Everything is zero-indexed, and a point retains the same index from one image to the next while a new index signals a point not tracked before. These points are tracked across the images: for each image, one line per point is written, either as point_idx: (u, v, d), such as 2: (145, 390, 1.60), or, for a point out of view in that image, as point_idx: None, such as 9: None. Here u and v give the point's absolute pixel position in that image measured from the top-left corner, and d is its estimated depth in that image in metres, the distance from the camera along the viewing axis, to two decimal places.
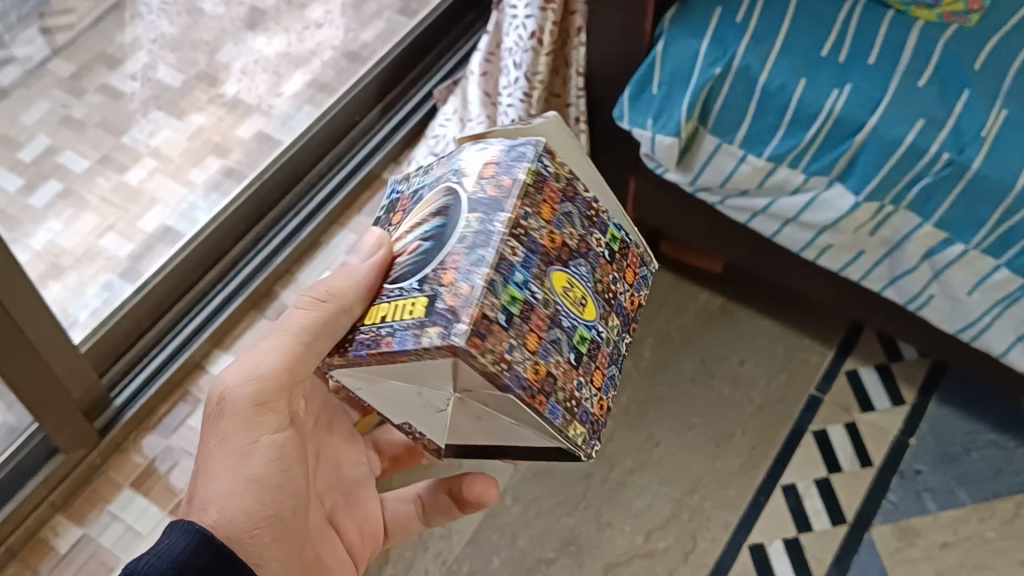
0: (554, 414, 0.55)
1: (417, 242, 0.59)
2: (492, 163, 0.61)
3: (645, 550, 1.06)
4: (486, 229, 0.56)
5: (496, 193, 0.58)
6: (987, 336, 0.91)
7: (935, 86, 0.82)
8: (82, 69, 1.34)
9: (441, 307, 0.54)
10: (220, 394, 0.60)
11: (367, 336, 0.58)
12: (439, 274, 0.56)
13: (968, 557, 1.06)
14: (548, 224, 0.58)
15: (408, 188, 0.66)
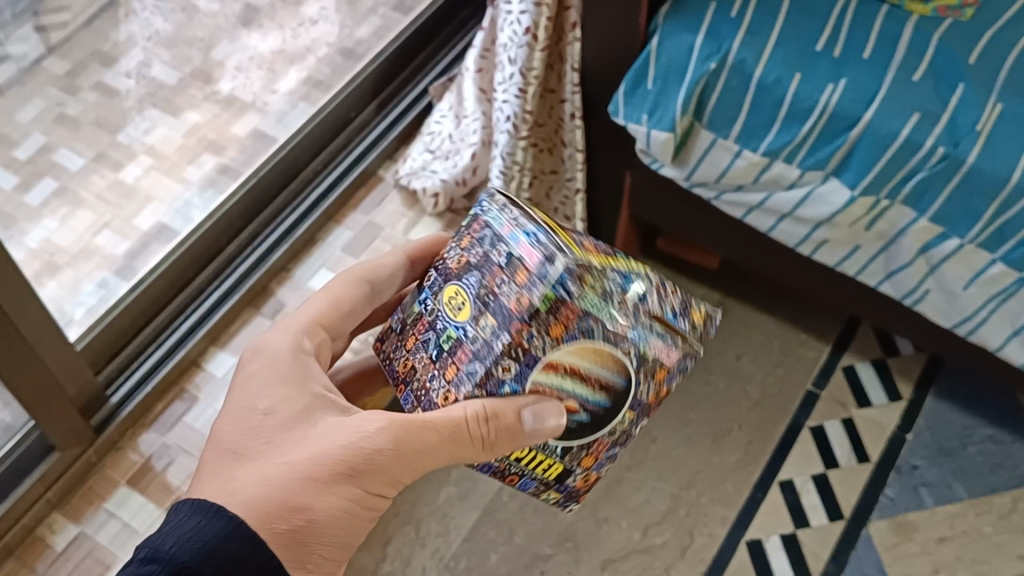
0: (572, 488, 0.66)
1: (575, 402, 0.58)
2: (667, 361, 0.58)
3: (642, 546, 1.06)
4: (627, 433, 0.60)
5: (653, 400, 0.59)
6: (984, 330, 0.91)
7: (930, 80, 0.82)
8: (77, 68, 1.34)
9: (570, 484, 0.62)
10: (366, 437, 0.55)
11: (491, 463, 0.62)
12: (580, 457, 0.60)
13: (965, 552, 1.06)
14: (658, 383, 0.59)
15: (577, 298, 0.54)
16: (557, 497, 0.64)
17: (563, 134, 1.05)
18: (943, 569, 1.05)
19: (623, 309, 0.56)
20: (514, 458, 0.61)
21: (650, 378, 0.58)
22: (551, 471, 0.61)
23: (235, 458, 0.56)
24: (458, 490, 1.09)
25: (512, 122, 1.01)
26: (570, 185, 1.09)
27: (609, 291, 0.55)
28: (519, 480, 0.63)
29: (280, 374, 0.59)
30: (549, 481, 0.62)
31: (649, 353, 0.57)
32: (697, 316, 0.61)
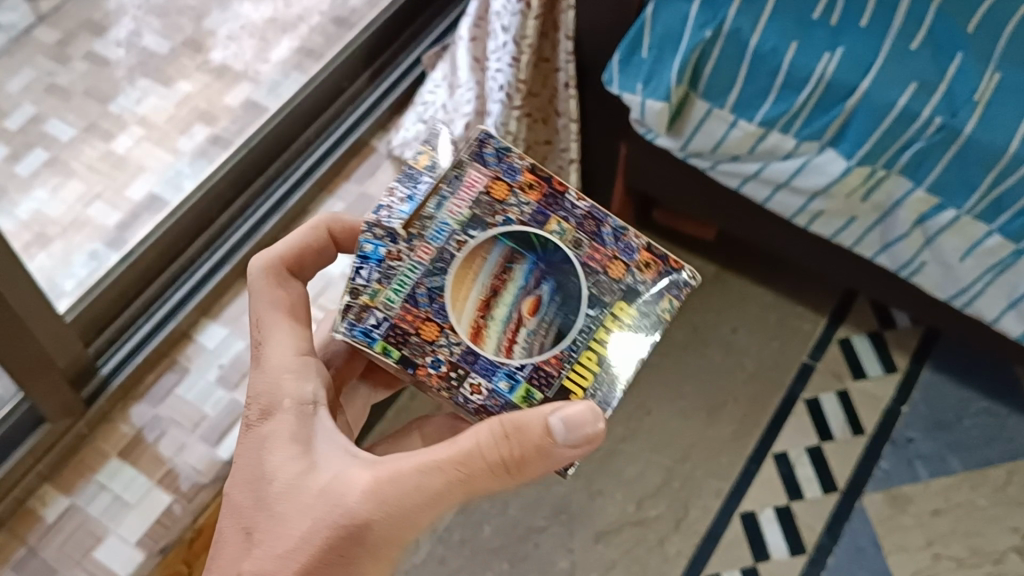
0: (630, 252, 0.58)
1: (526, 299, 0.56)
2: (484, 181, 0.58)
3: (636, 518, 1.06)
4: (583, 213, 0.58)
5: (539, 193, 0.58)
6: (979, 302, 0.90)
7: (928, 49, 0.79)
8: (67, 37, 1.35)
9: (649, 287, 0.57)
10: (345, 507, 0.53)
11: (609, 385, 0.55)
12: (604, 275, 0.57)
13: (959, 524, 1.06)
14: (513, 189, 0.58)
15: (390, 310, 0.54)
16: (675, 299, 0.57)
17: (557, 104, 1.04)
18: (937, 542, 1.05)
19: (405, 256, 0.56)
20: (598, 360, 0.56)
21: (501, 206, 0.58)
22: (622, 315, 0.57)
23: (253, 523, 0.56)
24: None
25: (505, 92, 1.00)
26: (565, 155, 1.07)
27: (381, 276, 0.55)
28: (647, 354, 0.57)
29: (287, 438, 0.57)
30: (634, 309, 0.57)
31: (466, 214, 0.57)
32: (422, 162, 0.59)
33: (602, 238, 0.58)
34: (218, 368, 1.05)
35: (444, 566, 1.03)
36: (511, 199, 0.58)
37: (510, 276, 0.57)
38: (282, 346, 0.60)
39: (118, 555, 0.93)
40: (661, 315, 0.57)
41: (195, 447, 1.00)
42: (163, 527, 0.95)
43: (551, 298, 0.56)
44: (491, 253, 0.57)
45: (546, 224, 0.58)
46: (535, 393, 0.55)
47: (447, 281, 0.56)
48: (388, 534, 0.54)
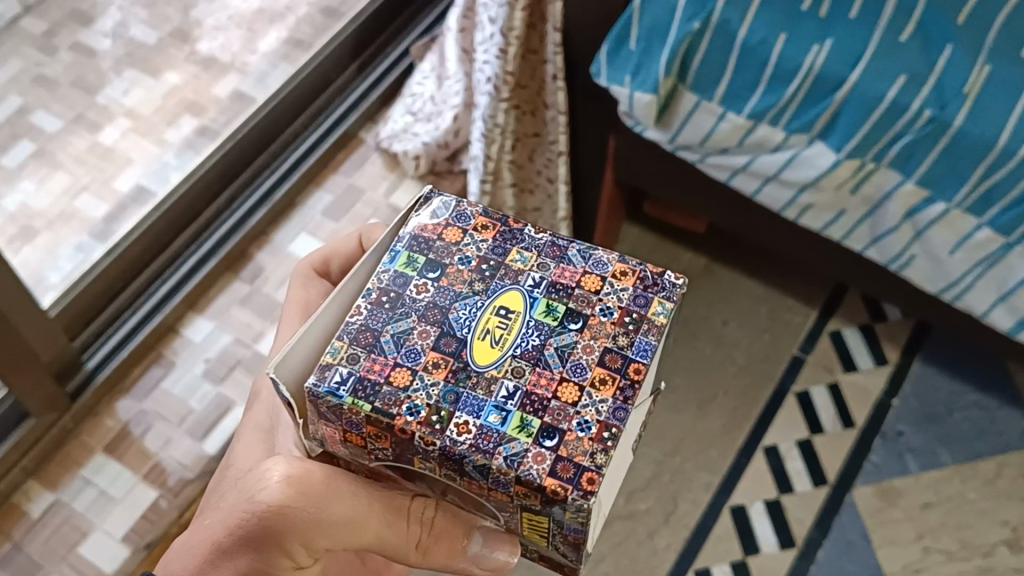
0: (501, 484, 0.44)
1: (451, 496, 0.49)
2: (339, 427, 0.47)
3: (625, 512, 1.06)
4: (444, 453, 0.44)
5: (391, 439, 0.46)
6: (969, 296, 0.90)
7: (918, 41, 0.78)
8: (54, 27, 1.34)
9: (547, 504, 0.44)
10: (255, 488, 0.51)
11: (568, 546, 0.48)
12: (495, 497, 0.46)
13: (949, 517, 1.06)
14: (370, 429, 0.46)
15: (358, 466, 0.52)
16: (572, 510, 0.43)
17: (545, 96, 1.02)
18: (927, 535, 1.05)
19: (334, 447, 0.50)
20: (548, 534, 0.47)
21: (369, 445, 0.47)
22: (539, 518, 0.46)
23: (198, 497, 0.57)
24: None
25: (493, 83, 0.99)
26: (554, 147, 1.07)
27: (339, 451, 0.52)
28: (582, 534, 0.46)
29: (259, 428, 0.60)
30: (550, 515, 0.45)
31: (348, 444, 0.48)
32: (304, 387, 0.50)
33: (468, 471, 0.44)
34: (205, 362, 1.05)
35: None
36: (368, 444, 0.47)
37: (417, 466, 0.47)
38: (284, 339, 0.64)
39: (102, 550, 0.93)
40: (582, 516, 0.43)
41: (181, 441, 0.99)
42: (148, 522, 0.94)
43: (467, 496, 0.48)
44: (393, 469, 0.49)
45: (506, 256, 0.50)
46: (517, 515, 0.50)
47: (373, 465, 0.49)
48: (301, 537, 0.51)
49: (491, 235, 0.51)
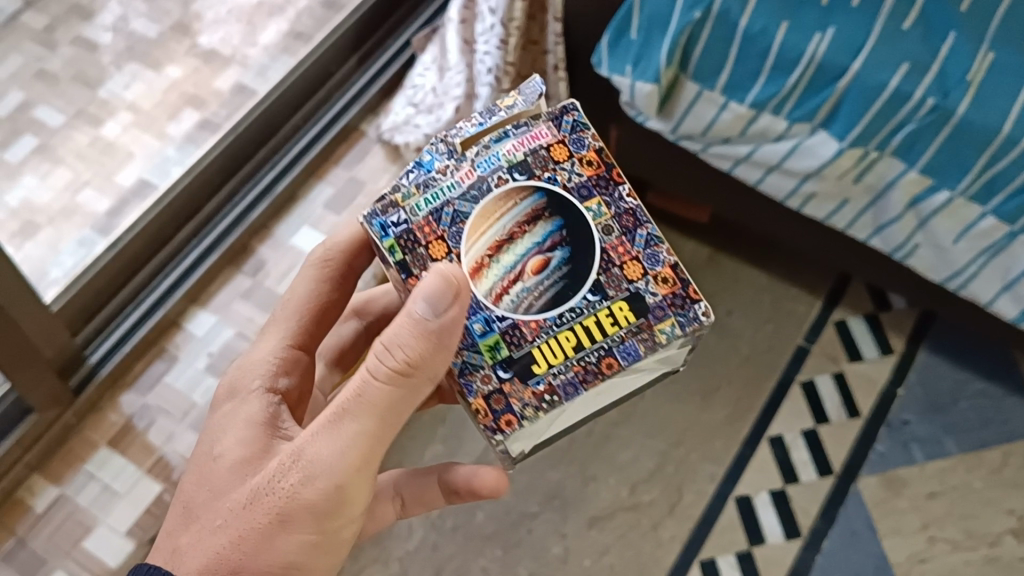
0: (655, 261, 0.54)
1: (536, 256, 0.54)
2: (549, 139, 0.55)
3: (629, 504, 1.06)
4: (625, 210, 0.55)
5: (593, 172, 0.55)
6: (974, 285, 0.89)
7: (921, 29, 0.78)
8: (55, 22, 1.34)
9: (656, 301, 0.53)
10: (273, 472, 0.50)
11: (571, 373, 0.52)
12: (618, 274, 0.53)
13: (954, 507, 1.05)
14: (573, 158, 0.55)
15: (412, 215, 0.53)
16: (677, 323, 0.53)
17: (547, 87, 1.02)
18: (932, 524, 1.05)
19: (449, 173, 0.54)
20: (577, 349, 0.52)
21: (554, 165, 0.55)
22: (622, 317, 0.53)
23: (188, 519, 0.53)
24: (446, 448, 1.09)
25: (494, 74, 0.99)
26: None
27: (420, 183, 0.54)
28: (621, 359, 0.52)
29: (242, 419, 0.57)
30: (630, 327, 0.53)
31: (517, 158, 0.55)
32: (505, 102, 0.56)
33: (633, 236, 0.54)
34: (207, 356, 1.05)
35: (437, 553, 1.03)
36: (566, 163, 0.55)
37: (531, 228, 0.54)
38: (268, 344, 0.62)
39: (107, 545, 0.93)
40: (652, 339, 0.52)
41: (184, 436, 0.99)
42: (153, 516, 0.95)
43: (560, 265, 0.53)
44: (521, 202, 0.54)
45: (585, 198, 0.54)
46: (504, 347, 0.52)
47: (471, 213, 0.54)
48: (325, 504, 0.50)
49: (593, 173, 0.55)
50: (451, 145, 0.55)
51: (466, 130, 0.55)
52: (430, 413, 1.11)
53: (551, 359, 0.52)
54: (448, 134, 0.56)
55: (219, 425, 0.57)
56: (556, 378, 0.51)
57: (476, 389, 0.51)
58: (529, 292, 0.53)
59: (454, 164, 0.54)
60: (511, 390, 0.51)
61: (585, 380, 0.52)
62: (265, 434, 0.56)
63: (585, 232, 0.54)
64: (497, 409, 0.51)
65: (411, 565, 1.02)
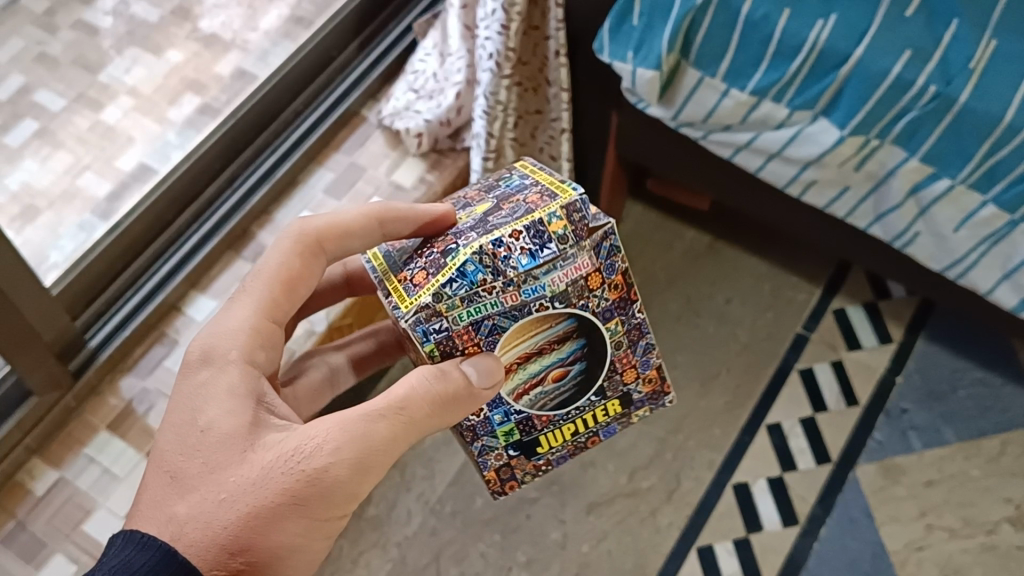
0: (646, 363, 0.65)
1: (558, 367, 0.62)
2: (589, 269, 0.57)
3: (628, 489, 1.06)
4: (634, 325, 0.62)
5: (618, 295, 0.60)
6: (973, 273, 0.89)
7: (923, 15, 0.78)
8: (56, 6, 1.34)
9: (640, 396, 0.66)
10: (296, 455, 0.54)
11: (564, 451, 0.66)
12: (618, 378, 0.64)
13: (952, 495, 1.06)
14: (605, 283, 0.59)
15: (455, 324, 0.56)
16: (649, 408, 0.67)
17: (548, 72, 1.02)
18: (930, 512, 1.05)
19: (495, 292, 0.56)
20: (573, 435, 0.65)
21: (589, 294, 0.58)
22: (612, 409, 0.66)
23: (181, 485, 0.55)
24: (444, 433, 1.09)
25: (495, 60, 0.98)
26: (557, 123, 1.07)
27: (465, 296, 0.55)
28: (602, 435, 0.67)
29: (228, 391, 0.58)
30: (616, 413, 0.66)
31: (560, 289, 0.57)
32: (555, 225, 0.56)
33: (635, 347, 0.63)
34: None
35: (436, 538, 1.03)
36: (598, 291, 0.58)
37: (560, 348, 0.61)
38: (236, 313, 0.62)
39: (106, 528, 0.93)
40: (627, 418, 0.67)
41: None
42: None
43: (575, 375, 0.63)
44: (556, 326, 0.59)
45: (608, 322, 0.60)
46: (516, 432, 0.64)
47: (510, 328, 0.57)
48: (336, 496, 0.55)
49: (615, 296, 0.60)
50: (494, 260, 0.55)
51: (516, 253, 0.56)
52: None
53: (552, 443, 0.65)
54: (496, 247, 0.56)
55: (201, 394, 0.58)
56: (552, 454, 0.66)
57: (490, 464, 0.65)
58: (546, 393, 0.63)
59: (501, 285, 0.55)
60: (517, 463, 0.65)
61: (574, 452, 0.67)
62: (254, 405, 0.58)
63: (602, 353, 0.62)
64: (504, 477, 0.65)
65: (409, 550, 1.03)
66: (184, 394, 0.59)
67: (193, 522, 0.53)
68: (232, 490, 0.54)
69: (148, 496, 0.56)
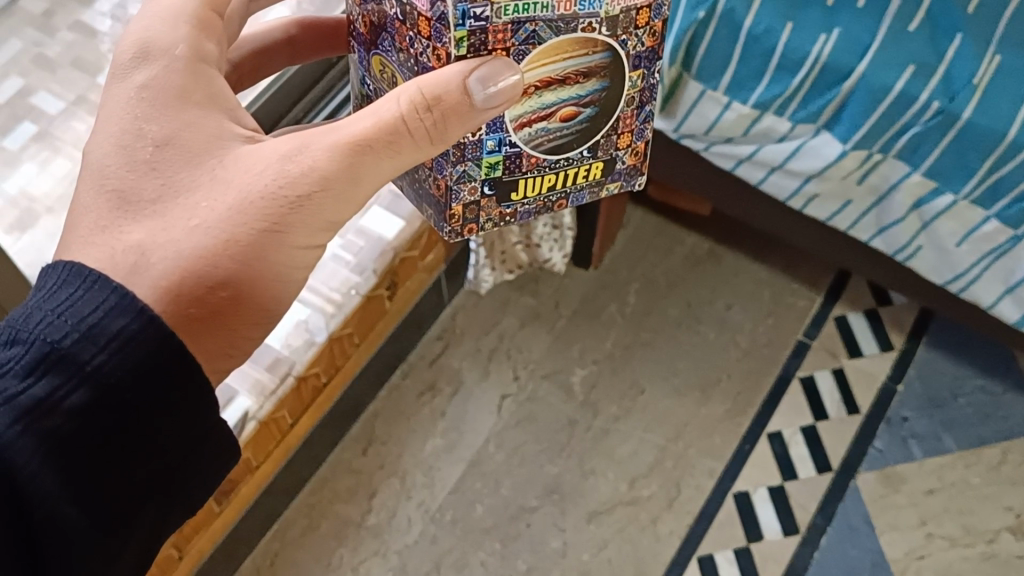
0: (641, 134, 0.56)
1: (571, 106, 0.52)
2: (644, 2, 0.49)
3: (628, 498, 1.06)
4: (651, 85, 0.54)
5: (653, 44, 0.52)
6: (976, 288, 0.89)
7: (927, 30, 0.78)
8: (54, 7, 1.30)
9: (621, 168, 0.57)
10: (282, 180, 0.47)
11: (532, 207, 0.56)
12: (614, 140, 0.55)
13: (952, 503, 1.05)
14: (649, 27, 0.51)
15: (497, 18, 0.46)
16: (620, 186, 0.58)
17: None
18: (930, 521, 1.04)
19: None
20: (551, 189, 0.55)
21: (633, 30, 0.50)
22: (594, 174, 0.56)
23: (123, 210, 0.47)
24: (445, 441, 1.09)
25: None
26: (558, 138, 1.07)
27: None
28: (569, 203, 0.57)
29: (174, 95, 0.49)
30: (599, 181, 0.57)
31: (613, 13, 0.49)
32: None
33: (640, 110, 0.55)
34: None
35: (436, 546, 1.03)
36: (642, 30, 0.51)
37: (583, 82, 0.51)
38: (174, 1, 0.52)
39: None
40: (598, 191, 0.58)
41: None
42: None
43: (583, 119, 0.53)
44: (591, 53, 0.50)
45: (634, 71, 0.53)
46: (500, 168, 0.53)
47: (549, 40, 0.48)
48: (323, 218, 0.48)
49: (651, 43, 0.52)
50: None
51: None
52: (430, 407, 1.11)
53: (528, 192, 0.55)
54: None
55: (139, 103, 0.49)
56: (522, 207, 0.55)
57: (462, 198, 0.53)
58: (547, 132, 0.53)
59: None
60: (486, 206, 0.54)
61: (538, 212, 0.56)
62: (210, 114, 0.50)
63: (615, 102, 0.53)
64: (469, 218, 0.54)
65: (409, 559, 1.02)
66: (115, 103, 0.49)
67: (141, 266, 0.46)
68: (191, 223, 0.47)
69: (80, 226, 0.47)
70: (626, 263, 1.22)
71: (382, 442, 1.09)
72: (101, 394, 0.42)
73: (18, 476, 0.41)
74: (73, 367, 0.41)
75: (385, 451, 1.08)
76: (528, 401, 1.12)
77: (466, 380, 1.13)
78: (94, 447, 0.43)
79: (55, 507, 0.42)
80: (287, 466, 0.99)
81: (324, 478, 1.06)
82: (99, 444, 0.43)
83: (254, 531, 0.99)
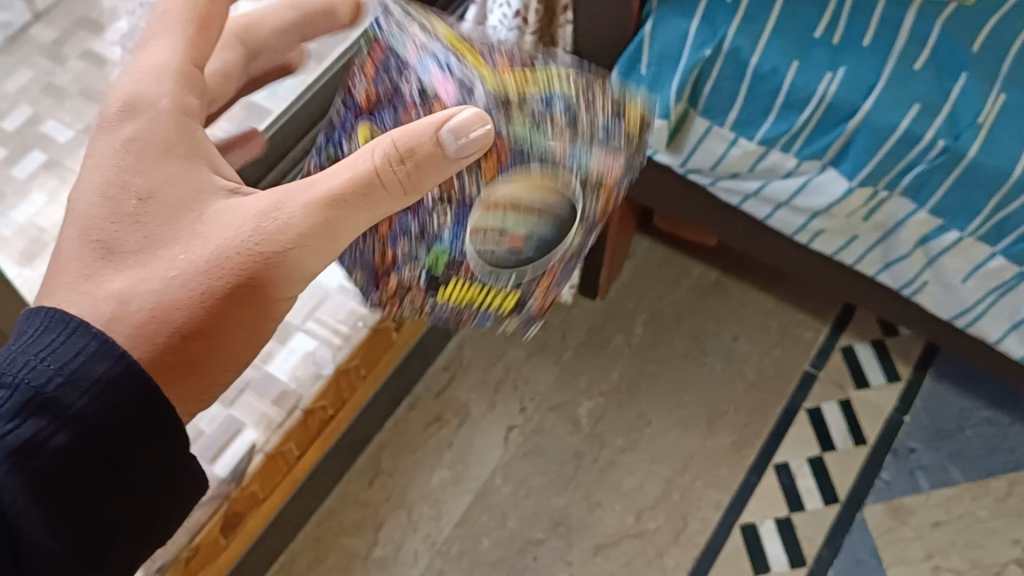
0: (554, 287, 0.62)
1: (520, 237, 0.56)
2: (613, 174, 0.58)
3: (635, 531, 1.06)
4: (585, 242, 0.60)
5: (603, 211, 0.59)
6: (982, 323, 0.89)
7: (931, 70, 0.79)
8: (64, 36, 1.25)
9: (527, 314, 0.62)
10: (258, 236, 0.48)
11: (445, 308, 0.62)
12: (537, 286, 0.60)
13: (959, 536, 1.05)
14: (605, 203, 0.59)
15: (509, 132, 0.54)
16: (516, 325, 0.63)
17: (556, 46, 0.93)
18: (938, 554, 1.04)
19: (555, 131, 0.55)
20: (472, 302, 0.60)
21: (597, 191, 0.58)
22: (507, 305, 0.60)
23: (107, 260, 0.48)
24: (452, 473, 1.09)
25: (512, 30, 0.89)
26: None
27: (537, 116, 0.55)
28: (473, 321, 0.62)
29: (160, 149, 0.50)
30: (505, 314, 0.61)
31: (592, 172, 0.56)
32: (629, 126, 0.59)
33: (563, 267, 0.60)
34: None
35: None
36: (597, 198, 0.58)
37: (540, 218, 0.56)
38: (158, 51, 0.52)
39: None
40: (501, 321, 0.62)
41: None
42: None
43: (529, 254, 0.58)
44: (555, 195, 0.56)
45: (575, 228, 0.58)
46: (441, 263, 0.58)
47: (535, 168, 0.55)
48: (299, 272, 0.49)
49: (599, 209, 0.59)
50: (575, 111, 0.56)
51: (594, 123, 0.57)
52: (437, 438, 1.11)
53: (452, 295, 0.60)
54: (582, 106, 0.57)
55: (123, 154, 0.49)
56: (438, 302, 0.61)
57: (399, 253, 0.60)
58: (492, 250, 0.57)
59: (564, 127, 0.56)
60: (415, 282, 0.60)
61: (450, 313, 0.62)
62: (193, 169, 0.50)
63: (557, 250, 0.58)
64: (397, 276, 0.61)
65: None
66: (100, 153, 0.50)
67: (119, 313, 0.47)
68: (170, 276, 0.48)
69: (63, 275, 0.48)
70: (633, 293, 1.22)
71: (389, 473, 1.09)
72: (82, 434, 0.43)
73: (6, 513, 0.43)
74: (56, 411, 0.43)
75: (391, 483, 1.08)
76: (534, 433, 1.12)
77: (473, 412, 1.13)
78: (73, 478, 0.44)
79: (41, 540, 0.44)
80: (295, 498, 0.99)
81: (331, 510, 1.06)
82: (77, 478, 0.44)
83: (260, 563, 1.00)
